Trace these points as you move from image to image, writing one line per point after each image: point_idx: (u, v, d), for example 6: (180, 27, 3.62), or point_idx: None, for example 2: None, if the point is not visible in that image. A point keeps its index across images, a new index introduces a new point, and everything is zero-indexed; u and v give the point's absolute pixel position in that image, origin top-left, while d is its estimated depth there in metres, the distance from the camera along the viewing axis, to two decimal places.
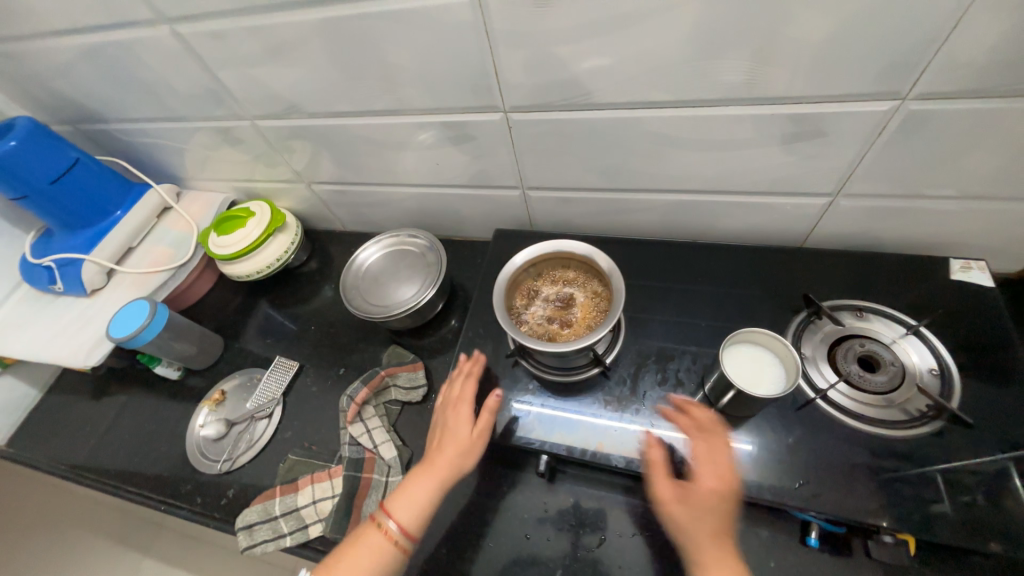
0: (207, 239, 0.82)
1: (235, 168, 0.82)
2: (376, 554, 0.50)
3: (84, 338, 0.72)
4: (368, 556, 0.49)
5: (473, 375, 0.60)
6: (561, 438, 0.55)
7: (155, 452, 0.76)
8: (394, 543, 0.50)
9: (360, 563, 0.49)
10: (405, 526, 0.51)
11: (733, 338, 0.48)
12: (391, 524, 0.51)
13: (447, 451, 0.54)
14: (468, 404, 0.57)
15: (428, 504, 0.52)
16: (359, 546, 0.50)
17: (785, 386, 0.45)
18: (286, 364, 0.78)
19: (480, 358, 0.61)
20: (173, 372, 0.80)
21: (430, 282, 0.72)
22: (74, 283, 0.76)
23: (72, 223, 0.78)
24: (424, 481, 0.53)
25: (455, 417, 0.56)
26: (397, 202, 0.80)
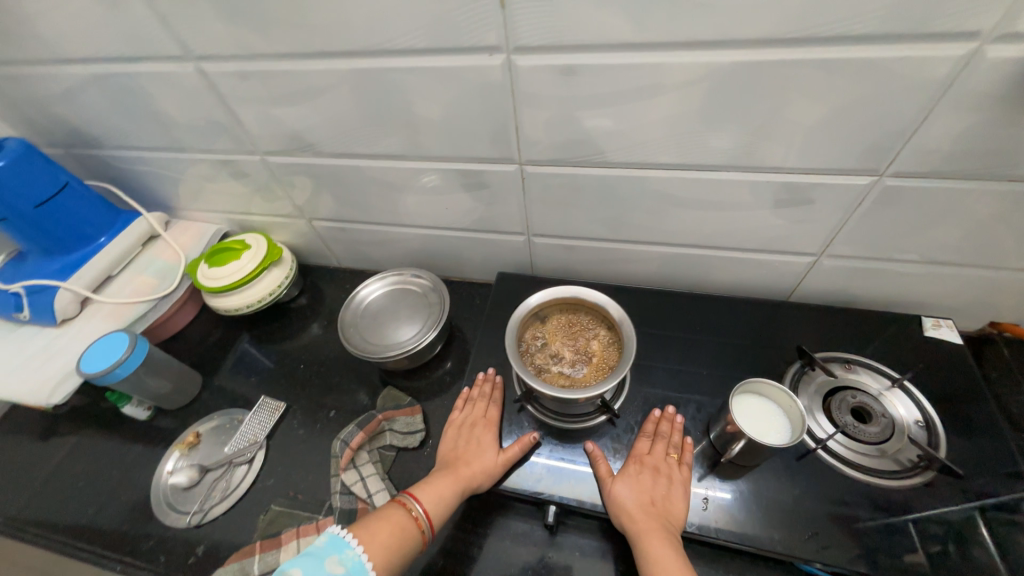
0: (195, 270, 0.79)
1: (234, 201, 0.81)
2: (399, 533, 0.49)
3: (49, 372, 0.66)
4: (393, 531, 0.49)
5: (496, 397, 0.62)
6: (566, 489, 0.54)
7: (113, 503, 0.68)
8: (417, 531, 0.50)
9: (383, 536, 0.48)
10: (430, 517, 0.51)
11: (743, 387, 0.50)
12: (417, 510, 0.51)
13: (477, 461, 0.55)
14: (496, 426, 0.59)
15: (451, 506, 0.53)
16: (386, 520, 0.50)
17: (791, 437, 0.47)
18: (271, 405, 0.74)
19: (501, 383, 0.63)
20: (142, 412, 0.74)
21: (433, 322, 0.72)
22: (44, 311, 0.71)
23: (50, 247, 0.73)
24: (450, 483, 0.53)
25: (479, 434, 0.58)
26: (399, 241, 0.81)
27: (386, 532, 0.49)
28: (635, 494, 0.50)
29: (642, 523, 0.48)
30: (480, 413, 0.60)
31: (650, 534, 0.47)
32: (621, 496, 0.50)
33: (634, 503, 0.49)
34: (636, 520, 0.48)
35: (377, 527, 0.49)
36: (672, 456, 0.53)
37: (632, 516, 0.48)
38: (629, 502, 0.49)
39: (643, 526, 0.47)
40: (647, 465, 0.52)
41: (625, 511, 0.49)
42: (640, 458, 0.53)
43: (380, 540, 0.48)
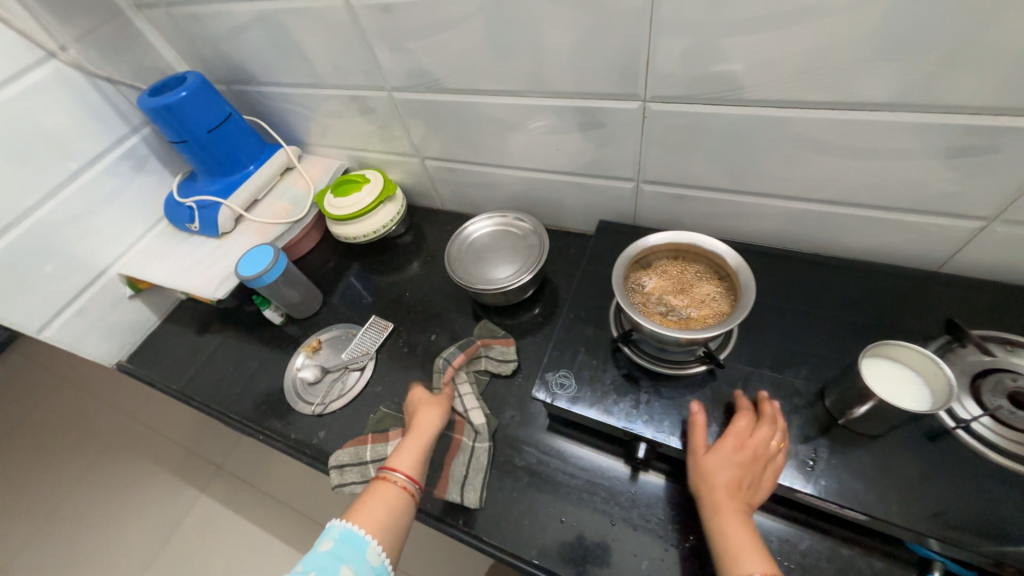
0: (323, 199, 0.88)
1: (358, 138, 0.88)
2: (388, 501, 0.52)
3: (213, 273, 0.79)
4: (381, 500, 0.52)
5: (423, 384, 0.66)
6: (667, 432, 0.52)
7: (256, 387, 0.82)
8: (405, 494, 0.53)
9: (374, 508, 0.51)
10: (410, 475, 0.55)
11: (877, 357, 0.47)
12: (399, 476, 0.54)
13: (425, 416, 0.60)
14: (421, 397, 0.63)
15: (423, 457, 0.57)
16: (372, 496, 0.52)
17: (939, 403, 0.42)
18: (380, 325, 0.82)
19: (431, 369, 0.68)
20: (278, 317, 0.86)
21: (531, 264, 0.74)
22: (210, 224, 0.84)
23: (214, 170, 0.86)
24: (416, 438, 0.58)
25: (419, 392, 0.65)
26: (503, 184, 0.83)
27: (377, 503, 0.52)
28: (726, 472, 0.46)
29: (721, 501, 0.45)
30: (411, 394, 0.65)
31: (727, 515, 0.45)
32: (710, 472, 0.47)
33: (721, 481, 0.46)
34: (718, 500, 0.45)
35: (368, 504, 0.52)
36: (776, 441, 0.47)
37: (716, 494, 0.46)
38: (716, 480, 0.46)
39: (722, 505, 0.45)
40: (744, 449, 0.47)
41: (708, 487, 0.46)
42: (736, 435, 0.48)
43: (371, 513, 0.51)
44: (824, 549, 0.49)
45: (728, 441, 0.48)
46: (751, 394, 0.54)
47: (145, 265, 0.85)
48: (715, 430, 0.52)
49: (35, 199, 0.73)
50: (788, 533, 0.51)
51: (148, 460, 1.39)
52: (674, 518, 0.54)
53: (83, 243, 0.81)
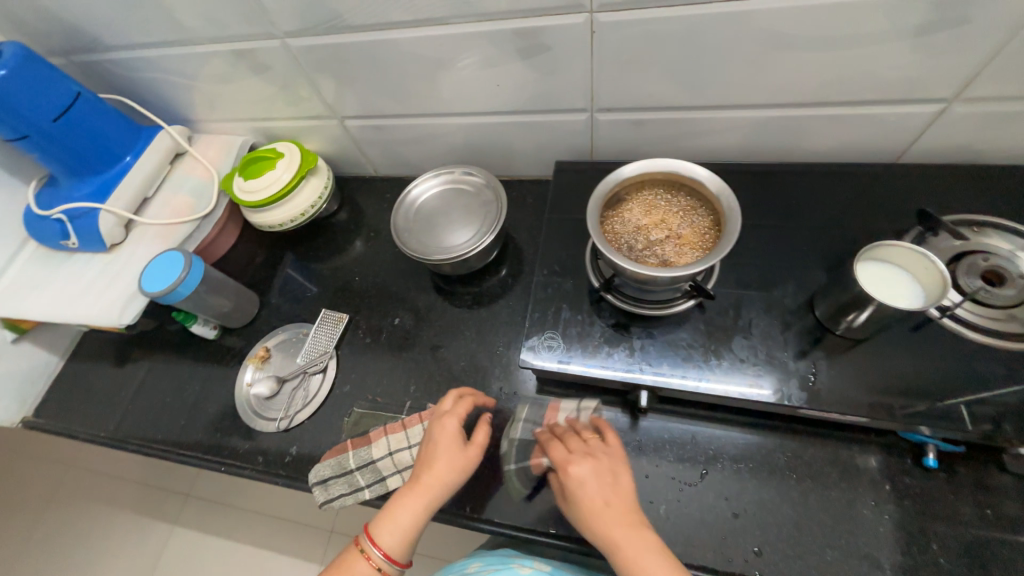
0: (232, 184, 0.74)
1: (257, 103, 0.73)
2: None
3: (113, 295, 0.65)
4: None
5: (454, 420, 0.53)
6: (669, 384, 0.50)
7: (202, 414, 0.71)
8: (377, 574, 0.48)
9: None
10: (389, 555, 0.48)
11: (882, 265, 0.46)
12: (375, 556, 0.48)
13: (428, 472, 0.50)
14: (451, 440, 0.52)
15: (416, 532, 0.49)
16: (345, 574, 0.48)
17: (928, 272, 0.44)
18: (334, 318, 0.73)
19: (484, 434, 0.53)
20: (210, 332, 0.74)
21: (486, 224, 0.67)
22: (91, 237, 0.68)
23: (78, 169, 0.68)
24: (410, 504, 0.49)
25: (443, 431, 0.52)
26: (441, 136, 0.73)
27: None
28: (597, 488, 0.45)
29: (606, 525, 0.43)
30: (449, 437, 0.52)
31: (615, 530, 0.43)
32: (580, 485, 0.45)
33: (594, 507, 0.44)
34: (597, 519, 0.43)
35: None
36: (581, 459, 0.46)
37: (593, 511, 0.44)
38: (581, 507, 0.44)
39: (615, 528, 0.43)
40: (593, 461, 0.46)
41: (588, 502, 0.44)
42: (574, 466, 0.46)
43: None
44: (827, 455, 0.51)
45: (565, 476, 0.46)
46: (743, 320, 0.52)
47: (19, 301, 0.69)
48: (715, 363, 0.50)
49: None
50: (792, 446, 0.52)
51: (100, 510, 1.24)
52: (684, 455, 0.53)
53: None
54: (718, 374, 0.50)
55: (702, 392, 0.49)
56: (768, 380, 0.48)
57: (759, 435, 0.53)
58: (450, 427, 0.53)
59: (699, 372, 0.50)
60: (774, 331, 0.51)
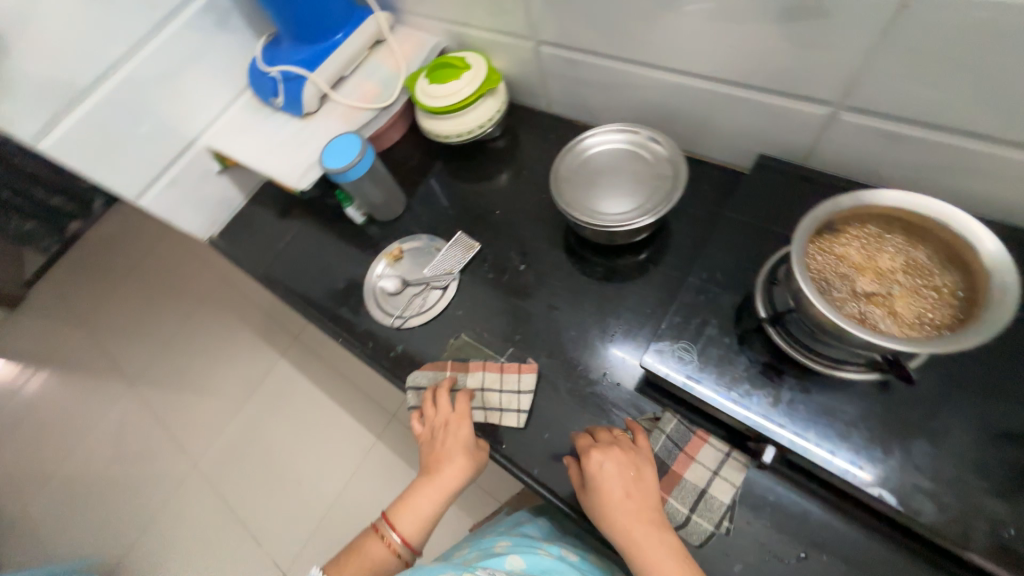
0: (416, 84, 0.75)
1: (462, 5, 0.71)
2: (378, 564, 0.53)
3: (298, 159, 0.72)
4: (369, 565, 0.52)
5: (465, 424, 0.58)
6: (806, 454, 0.43)
7: (334, 287, 0.79)
8: (393, 556, 0.53)
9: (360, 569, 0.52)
10: (405, 539, 0.53)
11: None
12: (392, 540, 0.53)
13: (444, 469, 0.55)
14: (461, 445, 0.57)
15: (428, 520, 0.54)
16: (364, 556, 0.53)
17: None
18: (466, 243, 0.74)
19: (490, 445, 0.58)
20: (359, 217, 0.80)
21: (649, 207, 0.60)
22: (294, 101, 0.75)
23: (299, 36, 0.74)
24: (426, 496, 0.55)
25: (455, 433, 0.57)
26: (635, 89, 0.65)
27: (360, 568, 0.52)
28: (617, 487, 0.46)
29: (625, 520, 0.45)
30: (458, 442, 0.57)
31: (634, 538, 0.44)
32: (604, 479, 0.47)
33: (613, 502, 0.46)
34: (620, 521, 0.45)
35: (354, 565, 0.52)
36: (604, 450, 0.48)
37: (615, 514, 0.46)
38: (605, 498, 0.46)
39: (635, 536, 0.44)
40: (626, 463, 0.48)
41: (609, 498, 0.46)
42: (597, 457, 0.48)
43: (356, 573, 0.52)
44: None
45: (589, 466, 0.48)
46: (937, 422, 0.42)
47: (230, 141, 0.79)
48: (877, 455, 0.42)
49: (119, 53, 0.66)
50: None
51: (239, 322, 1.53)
52: (785, 528, 0.47)
53: (169, 108, 0.74)
54: (877, 468, 0.41)
55: (847, 480, 0.42)
56: (944, 503, 0.39)
57: (892, 554, 0.44)
58: (465, 429, 0.57)
59: (851, 456, 0.42)
60: (978, 452, 0.40)
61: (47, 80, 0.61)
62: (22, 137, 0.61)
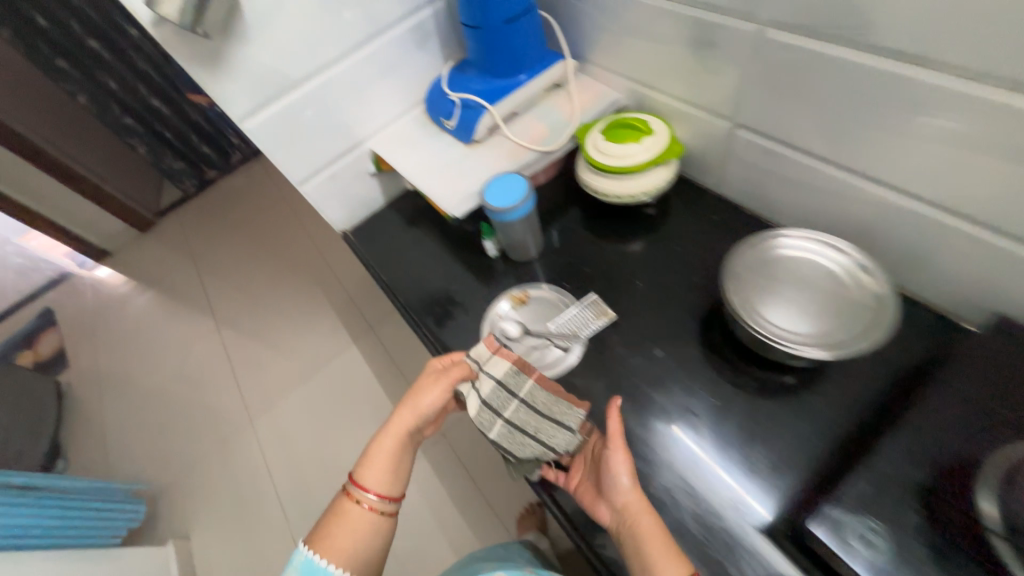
0: (589, 138, 0.73)
1: (661, 72, 0.69)
2: (359, 524, 0.54)
3: (458, 185, 0.73)
4: (349, 528, 0.53)
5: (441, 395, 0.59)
6: None
7: (451, 313, 0.77)
8: (372, 514, 0.54)
9: (345, 538, 0.53)
10: (380, 492, 0.55)
11: None
12: (367, 501, 0.54)
13: (399, 418, 0.58)
14: (427, 402, 0.59)
15: (394, 466, 0.57)
16: (343, 524, 0.54)
17: None
18: (599, 309, 0.69)
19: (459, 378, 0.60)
20: (492, 251, 0.79)
21: (829, 347, 0.52)
22: (465, 128, 0.76)
23: (487, 69, 0.76)
24: (393, 445, 0.58)
25: (422, 392, 0.60)
26: (842, 198, 0.58)
27: (346, 532, 0.53)
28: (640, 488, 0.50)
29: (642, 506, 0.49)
30: (409, 396, 0.59)
31: (641, 513, 0.49)
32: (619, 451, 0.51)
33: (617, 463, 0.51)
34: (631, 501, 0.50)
35: (334, 530, 0.53)
36: (624, 450, 0.52)
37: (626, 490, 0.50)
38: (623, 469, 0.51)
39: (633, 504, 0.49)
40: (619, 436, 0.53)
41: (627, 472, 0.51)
42: (620, 454, 0.51)
43: (343, 542, 0.52)
44: None
45: (611, 456, 0.51)
46: None
47: (394, 151, 0.82)
48: None
49: (332, 56, 0.70)
50: None
51: None
52: None
53: (353, 111, 0.78)
54: None
55: None
56: None
57: None
58: (446, 385, 0.60)
59: None
60: None
61: (270, 70, 0.66)
62: (234, 116, 0.66)
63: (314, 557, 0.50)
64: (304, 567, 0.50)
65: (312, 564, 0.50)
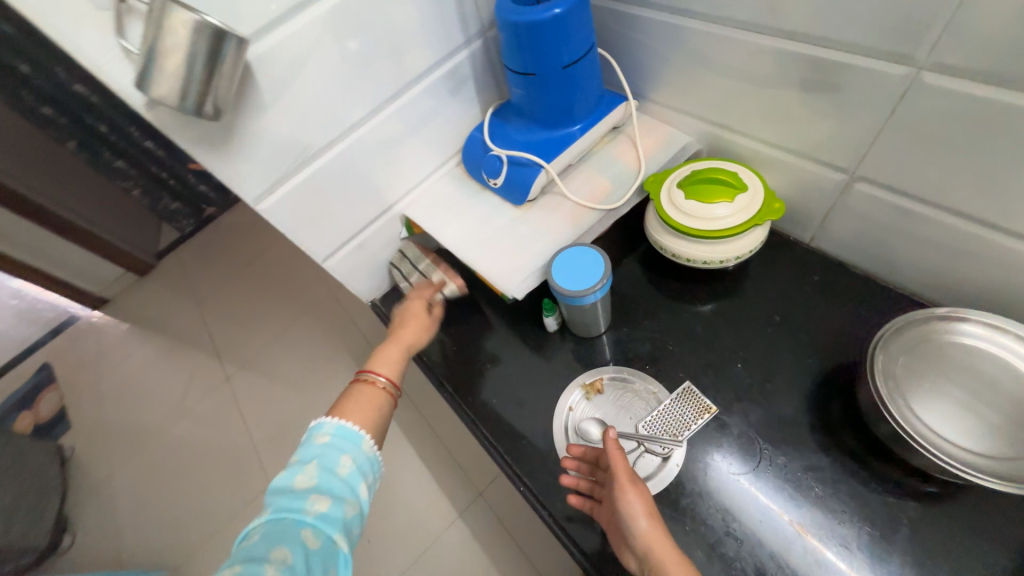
0: (664, 194, 0.62)
1: (752, 116, 0.58)
2: (376, 404, 0.55)
3: (514, 259, 0.62)
4: (369, 400, 0.55)
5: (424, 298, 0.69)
6: None
7: (510, 403, 0.66)
8: (386, 394, 0.57)
9: (367, 411, 0.54)
10: (391, 378, 0.59)
11: None
12: (381, 380, 0.57)
13: (409, 326, 0.64)
14: (416, 308, 0.67)
15: (403, 363, 0.61)
16: (362, 396, 0.55)
17: None
18: (697, 402, 0.58)
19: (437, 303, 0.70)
20: (553, 327, 0.67)
21: (1016, 477, 0.40)
22: (516, 188, 0.65)
23: (539, 119, 0.65)
24: (394, 347, 0.62)
25: (411, 305, 0.67)
26: (1009, 268, 0.47)
27: (363, 406, 0.54)
28: (642, 506, 0.45)
29: (659, 541, 0.43)
30: (418, 314, 0.66)
31: (664, 560, 0.42)
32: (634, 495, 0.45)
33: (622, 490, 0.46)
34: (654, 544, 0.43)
35: (352, 405, 0.54)
36: (637, 485, 0.46)
37: (655, 538, 0.43)
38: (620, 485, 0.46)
39: (660, 546, 0.43)
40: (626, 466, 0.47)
41: (626, 496, 0.45)
42: (631, 492, 0.45)
43: (362, 412, 0.53)
44: None
45: (622, 499, 0.45)
46: None
47: (431, 216, 0.71)
48: None
49: (358, 116, 0.60)
50: None
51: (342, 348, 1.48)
52: None
53: (382, 173, 0.67)
54: None
55: None
56: None
57: None
58: (421, 301, 0.68)
59: None
60: None
61: (288, 141, 0.55)
62: (247, 199, 0.55)
63: (347, 423, 0.51)
64: (334, 428, 0.50)
65: (348, 429, 0.51)
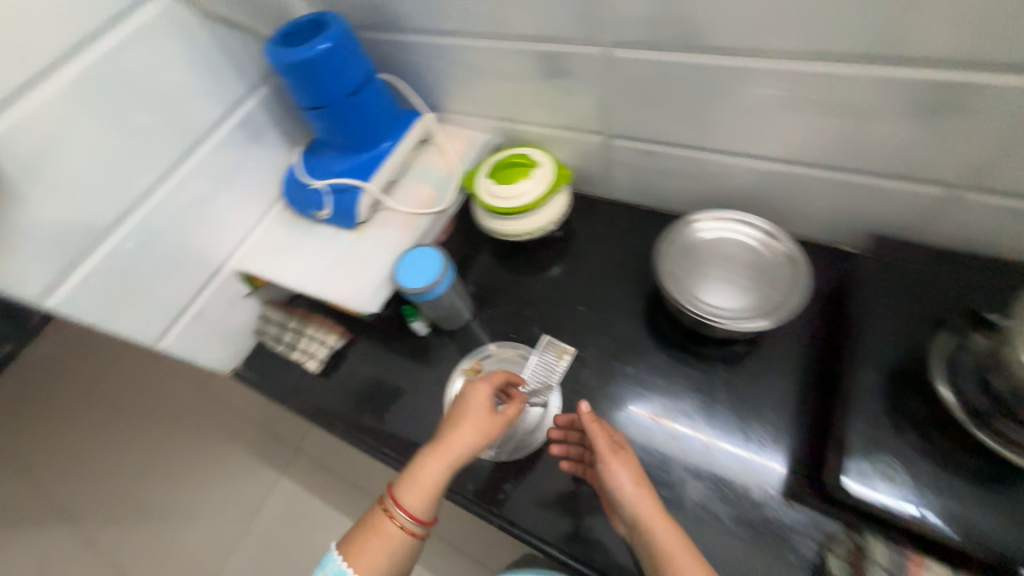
0: (479, 185, 0.70)
1: (523, 106, 0.69)
2: (388, 540, 0.47)
3: (362, 279, 0.64)
4: (384, 538, 0.47)
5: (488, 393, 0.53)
6: None
7: (404, 415, 0.68)
8: (406, 537, 0.47)
9: (375, 547, 0.46)
10: (416, 516, 0.47)
11: None
12: (402, 521, 0.47)
13: (462, 431, 0.50)
14: (483, 407, 0.52)
15: (440, 493, 0.48)
16: (371, 532, 0.47)
17: None
18: (559, 348, 0.67)
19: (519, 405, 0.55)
20: (423, 329, 0.71)
21: (763, 317, 0.55)
22: (345, 214, 0.68)
23: (348, 146, 0.68)
24: (437, 461, 0.48)
25: (475, 395, 0.53)
26: (720, 174, 0.63)
27: (375, 539, 0.47)
28: (630, 479, 0.45)
29: (645, 509, 0.43)
30: (479, 414, 0.51)
31: (653, 525, 0.42)
32: (620, 471, 0.46)
33: (614, 474, 0.46)
34: (641, 514, 0.43)
35: (367, 543, 0.47)
36: (619, 458, 0.47)
37: (639, 505, 0.44)
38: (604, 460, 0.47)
39: (650, 517, 0.43)
40: (612, 446, 0.48)
41: (618, 477, 0.45)
42: (616, 465, 0.46)
43: (367, 552, 0.46)
44: None
45: (608, 471, 0.46)
46: None
47: (268, 263, 0.70)
48: None
49: (146, 183, 0.57)
50: None
51: None
52: None
53: (200, 235, 0.65)
54: None
55: None
56: None
57: None
58: (490, 405, 0.52)
59: None
60: None
61: (66, 224, 0.51)
62: (27, 296, 0.51)
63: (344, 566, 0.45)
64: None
65: None
